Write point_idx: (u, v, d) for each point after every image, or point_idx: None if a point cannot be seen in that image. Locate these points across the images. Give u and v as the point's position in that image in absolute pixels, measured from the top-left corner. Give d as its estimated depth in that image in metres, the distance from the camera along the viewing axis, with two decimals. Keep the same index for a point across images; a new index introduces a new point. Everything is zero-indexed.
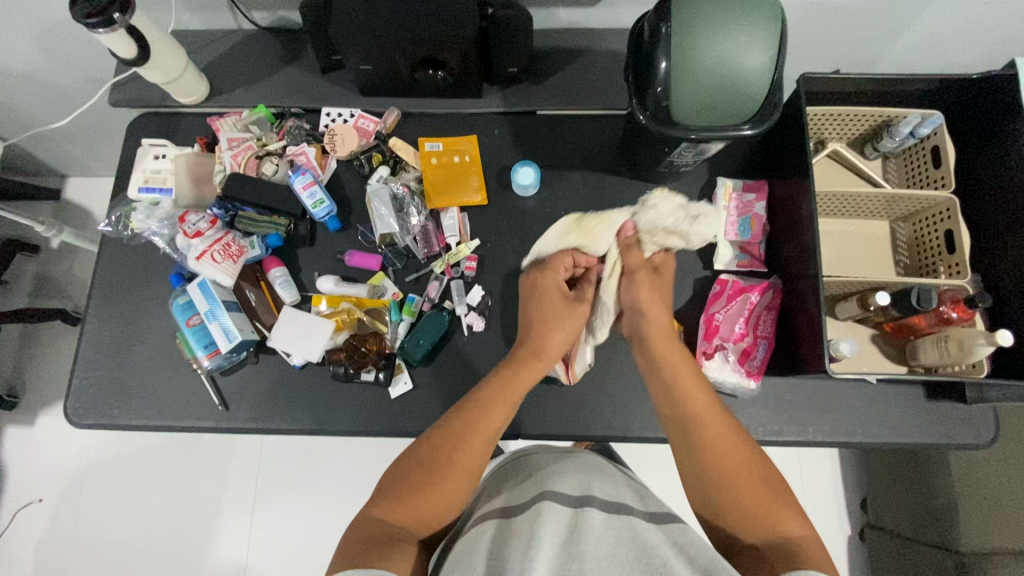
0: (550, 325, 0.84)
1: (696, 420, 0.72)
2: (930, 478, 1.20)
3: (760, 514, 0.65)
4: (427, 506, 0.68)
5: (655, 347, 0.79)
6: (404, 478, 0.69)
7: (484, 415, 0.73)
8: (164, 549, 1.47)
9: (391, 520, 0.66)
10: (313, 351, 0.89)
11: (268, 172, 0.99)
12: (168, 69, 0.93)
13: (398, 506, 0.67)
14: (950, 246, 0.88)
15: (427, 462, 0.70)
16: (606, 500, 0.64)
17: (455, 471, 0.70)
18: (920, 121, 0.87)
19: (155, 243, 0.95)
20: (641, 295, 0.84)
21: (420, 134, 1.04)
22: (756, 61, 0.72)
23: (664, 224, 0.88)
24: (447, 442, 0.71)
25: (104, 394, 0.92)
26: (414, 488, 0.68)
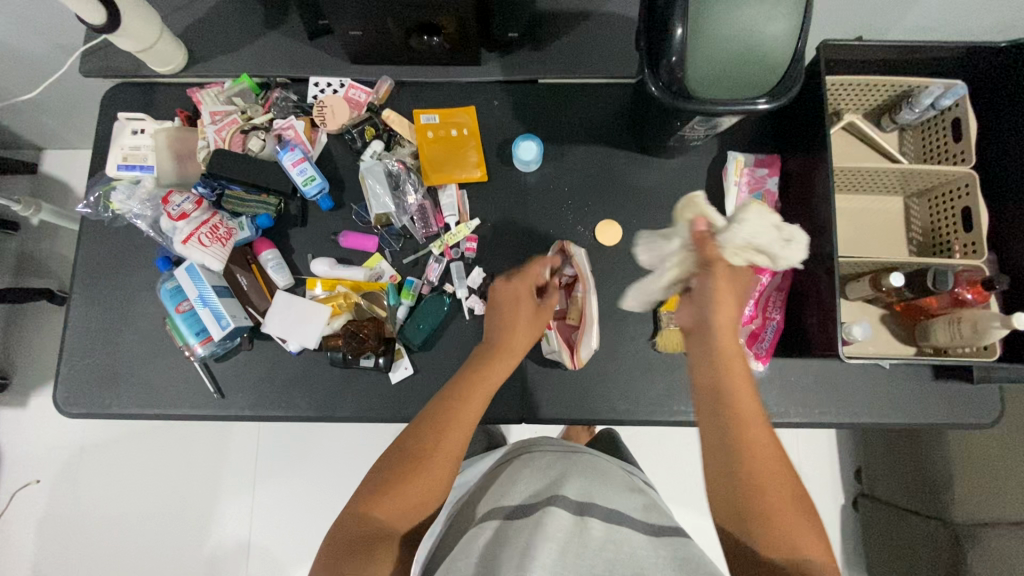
0: (514, 327, 0.78)
1: (739, 426, 0.61)
2: (926, 451, 1.22)
3: (777, 516, 0.57)
4: (408, 500, 0.64)
5: (718, 342, 0.65)
6: (386, 469, 0.66)
7: (457, 409, 0.69)
8: (167, 529, 1.47)
9: (371, 513, 0.63)
10: (309, 337, 0.86)
11: (255, 148, 0.93)
12: (142, 35, 0.86)
13: (381, 499, 0.64)
14: (967, 223, 0.84)
15: (405, 456, 0.66)
16: (607, 509, 0.62)
17: (432, 466, 0.65)
18: (942, 91, 0.83)
19: (137, 225, 0.91)
20: (717, 284, 0.66)
21: (415, 106, 0.98)
22: (777, 31, 0.68)
23: (757, 240, 0.69)
24: (423, 437, 0.67)
25: (93, 383, 0.89)
26: (397, 481, 0.64)
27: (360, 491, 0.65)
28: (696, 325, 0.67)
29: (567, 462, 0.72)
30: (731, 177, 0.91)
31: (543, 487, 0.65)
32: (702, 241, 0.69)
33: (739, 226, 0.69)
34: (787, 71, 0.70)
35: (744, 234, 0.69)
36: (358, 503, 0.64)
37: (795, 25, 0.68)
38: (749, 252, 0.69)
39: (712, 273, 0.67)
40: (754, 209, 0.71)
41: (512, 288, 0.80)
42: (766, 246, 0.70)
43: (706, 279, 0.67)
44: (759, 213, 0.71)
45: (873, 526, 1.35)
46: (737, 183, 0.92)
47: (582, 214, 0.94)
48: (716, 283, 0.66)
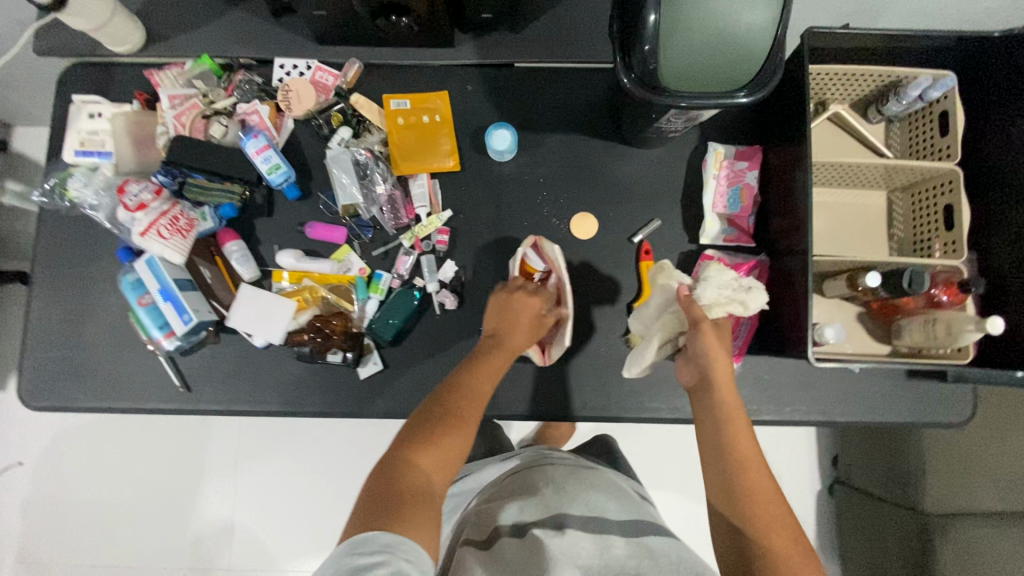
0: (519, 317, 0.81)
1: (739, 467, 0.66)
2: (901, 441, 1.22)
3: (775, 531, 0.62)
4: (445, 452, 0.67)
5: (722, 395, 0.70)
6: (421, 424, 0.69)
7: (482, 373, 0.75)
8: (152, 512, 1.48)
9: (413, 460, 0.66)
10: (274, 332, 0.84)
11: (216, 135, 0.89)
12: (92, 12, 0.82)
13: (424, 450, 0.67)
14: (949, 221, 0.82)
15: (440, 414, 0.70)
16: (623, 522, 0.70)
17: (465, 421, 0.70)
18: (931, 83, 0.81)
19: (94, 216, 0.87)
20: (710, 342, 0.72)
21: (385, 89, 0.94)
22: (755, 18, 0.64)
23: (729, 295, 0.74)
24: (453, 399, 0.72)
25: (57, 376, 0.87)
26: (439, 431, 0.68)
27: (390, 453, 0.68)
28: (701, 384, 0.73)
29: (573, 471, 0.79)
30: (709, 169, 0.88)
31: (551, 502, 0.73)
32: (688, 303, 0.74)
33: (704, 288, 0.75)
34: (766, 61, 0.67)
35: (709, 295, 0.74)
36: (395, 459, 0.66)
37: (774, 11, 0.64)
38: (724, 305, 0.74)
39: (702, 331, 0.72)
40: (715, 266, 0.75)
41: (518, 294, 0.82)
42: (737, 298, 0.74)
43: (696, 338, 0.73)
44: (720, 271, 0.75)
45: (848, 513, 1.37)
46: (716, 175, 0.88)
47: (557, 206, 0.92)
48: (706, 337, 0.72)
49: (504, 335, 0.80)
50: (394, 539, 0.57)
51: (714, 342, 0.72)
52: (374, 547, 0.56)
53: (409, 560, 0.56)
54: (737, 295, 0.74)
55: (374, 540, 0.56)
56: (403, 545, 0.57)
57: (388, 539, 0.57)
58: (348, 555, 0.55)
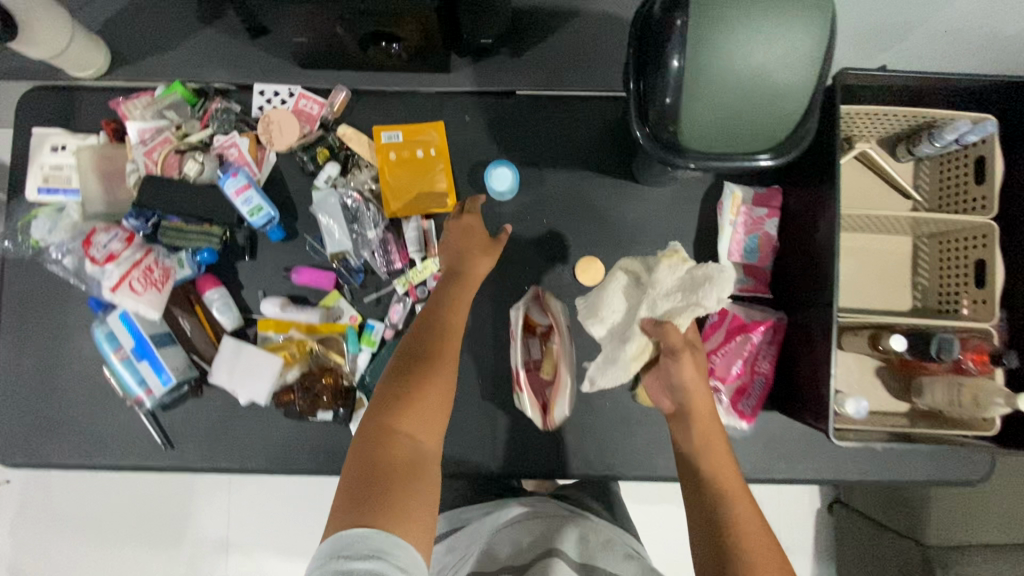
0: (472, 256, 0.76)
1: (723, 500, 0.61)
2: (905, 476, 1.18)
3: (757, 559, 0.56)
4: (425, 410, 0.63)
5: (703, 431, 0.67)
6: (392, 387, 0.64)
7: (447, 322, 0.70)
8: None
9: (392, 429, 0.61)
10: (260, 391, 0.80)
11: (191, 173, 0.82)
12: (49, 39, 0.74)
13: (405, 415, 0.62)
14: (979, 277, 0.77)
15: (409, 371, 0.65)
16: None
17: (438, 376, 0.65)
18: (969, 127, 0.74)
19: (61, 264, 0.81)
20: (687, 374, 0.69)
21: (375, 119, 0.86)
22: (793, 74, 0.57)
23: (680, 298, 0.74)
24: (421, 350, 0.67)
25: (31, 433, 0.82)
26: (414, 386, 0.63)
27: (366, 427, 0.62)
28: (679, 411, 0.69)
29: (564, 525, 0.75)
30: (725, 215, 0.82)
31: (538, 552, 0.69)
32: (660, 331, 0.71)
33: (660, 291, 0.75)
34: (799, 122, 0.59)
35: (665, 301, 0.74)
36: (374, 434, 0.61)
37: (815, 68, 0.57)
38: (677, 308, 0.74)
39: (679, 358, 0.69)
40: (665, 264, 0.76)
41: (452, 227, 0.79)
42: (690, 298, 0.73)
43: (674, 364, 0.69)
44: (670, 268, 0.76)
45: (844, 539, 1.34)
46: (733, 223, 0.82)
47: (561, 250, 0.86)
48: (684, 368, 0.69)
49: (458, 271, 0.75)
50: (387, 541, 0.53)
51: (691, 372, 0.69)
52: (363, 549, 0.51)
53: (400, 567, 0.52)
54: (690, 294, 0.74)
55: (365, 541, 0.52)
56: (395, 548, 0.53)
57: (375, 542, 0.52)
58: (332, 557, 0.51)
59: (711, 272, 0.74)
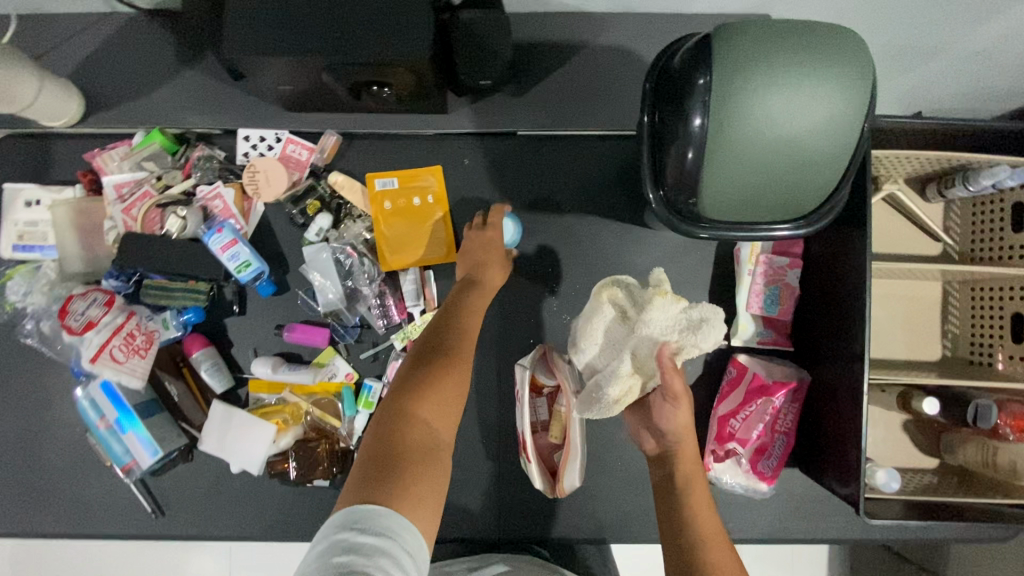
0: (492, 255, 0.73)
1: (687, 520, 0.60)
2: None
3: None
4: (443, 397, 0.58)
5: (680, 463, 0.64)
6: (409, 373, 0.59)
7: (467, 315, 0.66)
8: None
9: (408, 409, 0.56)
10: (252, 460, 0.75)
11: (173, 230, 0.77)
12: (16, 93, 0.69)
13: (425, 399, 0.57)
14: (1016, 331, 0.72)
15: (428, 358, 0.61)
16: None
17: (457, 366, 0.61)
18: (1008, 173, 0.68)
19: (36, 328, 0.76)
20: (679, 420, 0.65)
21: (369, 164, 0.81)
22: (830, 142, 0.51)
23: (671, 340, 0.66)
24: (442, 338, 0.63)
25: (15, 502, 0.78)
26: (436, 373, 0.59)
27: (381, 411, 0.57)
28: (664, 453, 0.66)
29: None
30: (743, 264, 0.76)
31: None
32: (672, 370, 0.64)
33: (650, 331, 0.66)
34: (829, 189, 0.54)
35: (656, 342, 0.66)
36: (389, 417, 0.55)
37: (852, 137, 0.51)
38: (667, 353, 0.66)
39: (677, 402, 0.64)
40: (658, 303, 0.66)
41: (472, 239, 0.75)
42: (685, 340, 0.66)
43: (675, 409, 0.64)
44: (663, 307, 0.66)
45: None
46: (752, 271, 0.77)
47: (569, 301, 0.81)
48: (680, 413, 0.64)
49: (475, 278, 0.71)
50: (399, 522, 0.47)
51: (685, 418, 0.65)
52: (374, 526, 0.46)
53: (408, 553, 0.46)
54: (685, 333, 0.66)
55: (376, 518, 0.47)
56: (406, 532, 0.47)
57: (390, 520, 0.47)
58: (340, 529, 0.46)
59: (707, 312, 0.66)
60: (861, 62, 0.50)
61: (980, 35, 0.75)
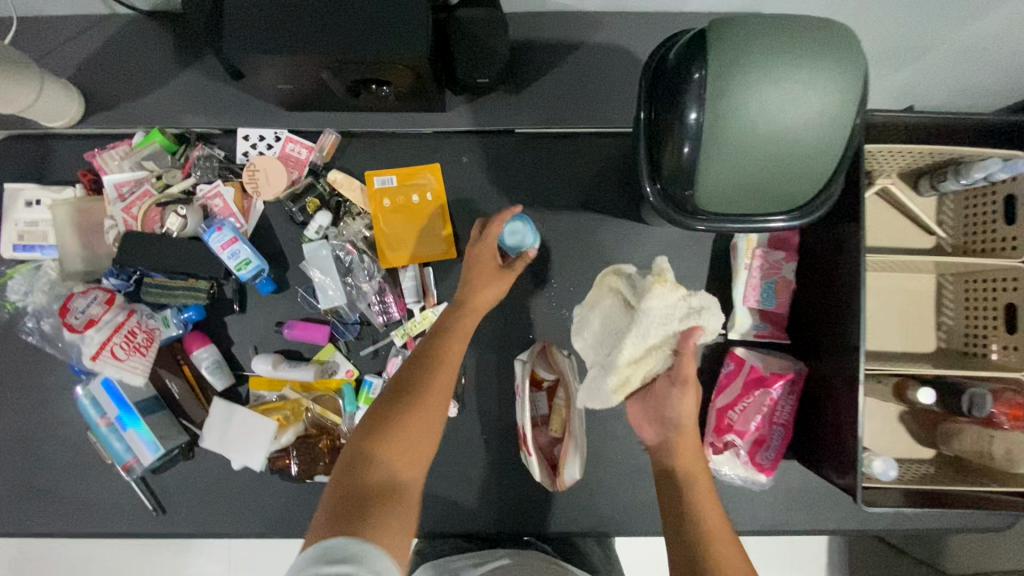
0: (477, 284, 0.73)
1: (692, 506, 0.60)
2: None
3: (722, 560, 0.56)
4: (409, 435, 0.57)
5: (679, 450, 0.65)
6: (377, 413, 0.59)
7: (443, 349, 0.66)
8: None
9: (373, 447, 0.56)
10: (254, 456, 0.75)
11: (174, 228, 0.77)
12: (16, 94, 0.69)
13: (390, 434, 0.57)
14: (1009, 321, 0.73)
15: (398, 395, 0.60)
16: None
17: (427, 403, 0.60)
18: (1000, 165, 0.69)
19: (37, 327, 0.77)
20: (686, 410, 0.65)
21: (368, 162, 0.82)
22: (823, 135, 0.52)
23: (670, 326, 0.67)
24: (414, 374, 0.63)
25: (17, 502, 0.78)
26: (403, 408, 0.59)
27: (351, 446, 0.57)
28: (662, 445, 0.66)
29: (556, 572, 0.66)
30: (741, 258, 0.77)
31: None
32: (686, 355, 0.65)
33: (650, 319, 0.67)
34: (823, 180, 0.55)
35: (655, 330, 0.67)
36: (356, 452, 0.56)
37: (845, 129, 0.52)
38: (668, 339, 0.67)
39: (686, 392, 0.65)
40: (657, 291, 0.67)
41: (473, 250, 0.75)
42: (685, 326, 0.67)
43: (682, 398, 0.65)
44: (663, 294, 0.67)
45: None
46: (748, 264, 0.77)
47: (567, 296, 0.81)
48: (685, 404, 0.65)
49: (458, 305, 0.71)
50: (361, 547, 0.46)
51: (690, 409, 0.65)
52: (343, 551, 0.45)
53: (378, 573, 0.45)
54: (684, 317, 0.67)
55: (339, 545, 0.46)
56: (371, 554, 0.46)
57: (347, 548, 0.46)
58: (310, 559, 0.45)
59: (704, 301, 0.67)
60: (854, 55, 0.51)
61: (969, 31, 0.76)
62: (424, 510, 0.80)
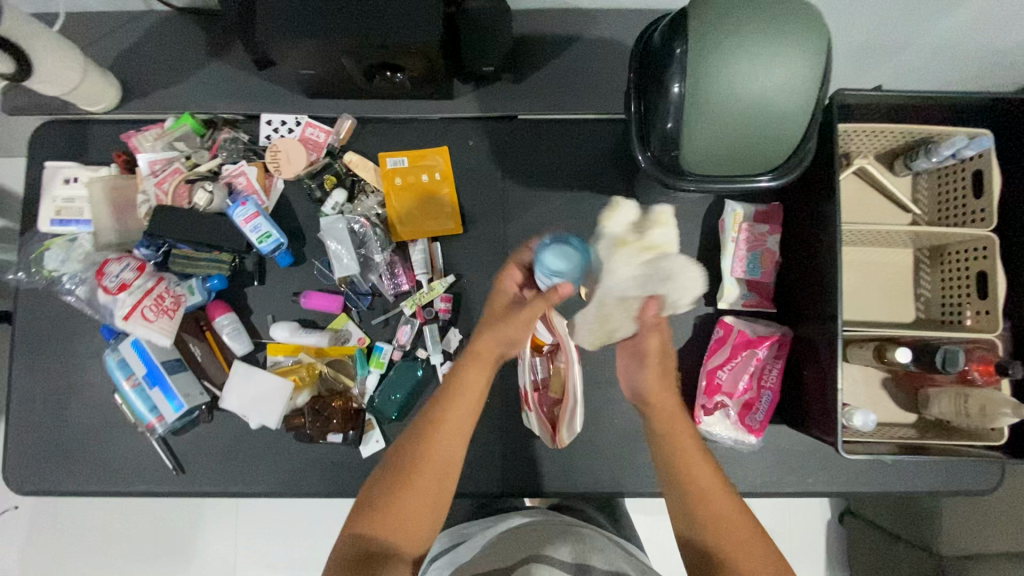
0: (486, 337, 0.66)
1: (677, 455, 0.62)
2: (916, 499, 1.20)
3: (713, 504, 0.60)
4: (403, 516, 0.59)
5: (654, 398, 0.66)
6: (373, 492, 0.60)
7: (442, 419, 0.62)
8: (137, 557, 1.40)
9: (368, 535, 0.58)
10: (271, 414, 0.80)
11: (200, 202, 0.83)
12: (62, 77, 0.76)
13: (376, 512, 0.59)
14: (981, 288, 0.78)
15: (390, 476, 0.61)
16: (605, 566, 0.65)
17: (417, 480, 0.60)
18: (965, 142, 0.75)
19: (71, 292, 0.82)
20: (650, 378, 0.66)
21: (381, 145, 0.88)
22: (792, 98, 0.57)
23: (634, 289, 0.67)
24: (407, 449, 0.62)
25: (44, 461, 0.83)
26: (391, 486, 0.60)
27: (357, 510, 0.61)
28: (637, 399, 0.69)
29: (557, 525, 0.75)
30: (728, 232, 0.82)
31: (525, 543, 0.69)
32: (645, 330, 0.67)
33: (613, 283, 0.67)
34: (798, 142, 0.60)
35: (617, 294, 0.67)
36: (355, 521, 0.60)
37: (813, 94, 0.58)
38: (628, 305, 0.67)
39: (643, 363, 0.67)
40: (619, 255, 0.67)
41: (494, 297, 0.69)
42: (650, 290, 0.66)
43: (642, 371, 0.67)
44: (626, 258, 0.67)
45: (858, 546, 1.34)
46: (736, 238, 0.83)
47: None
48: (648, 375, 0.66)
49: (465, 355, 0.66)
50: None
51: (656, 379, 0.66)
52: None
53: None
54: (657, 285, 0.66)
55: None
56: None
57: None
58: None
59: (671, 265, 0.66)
60: (818, 28, 0.56)
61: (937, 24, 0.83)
62: None
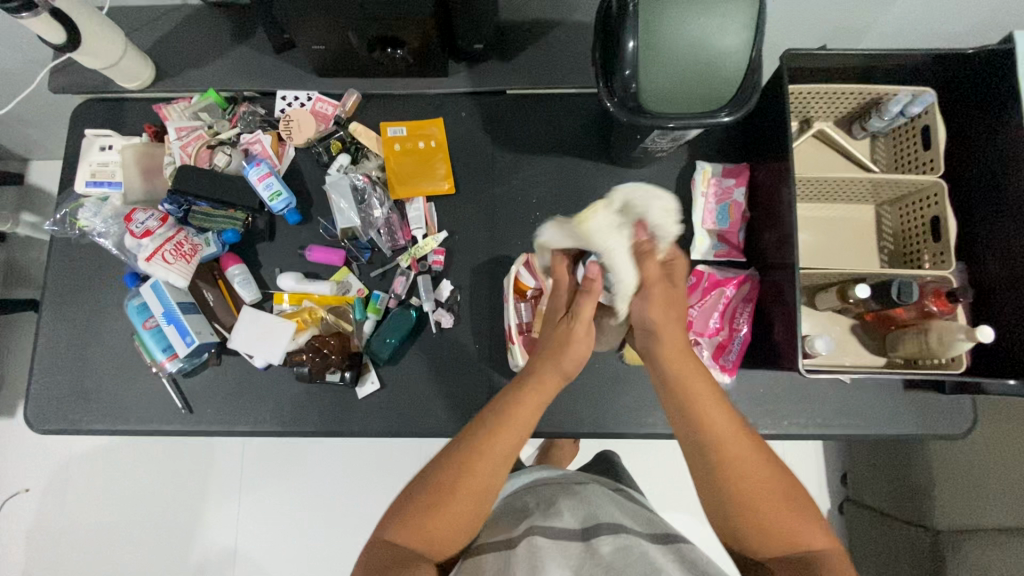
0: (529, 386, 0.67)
1: (701, 415, 0.63)
2: (909, 472, 1.21)
3: (741, 468, 0.61)
4: (440, 526, 0.61)
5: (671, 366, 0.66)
6: (413, 499, 0.62)
7: (488, 445, 0.64)
8: (139, 541, 1.43)
9: (399, 541, 0.60)
10: (274, 352, 0.87)
11: (220, 163, 0.93)
12: (105, 51, 0.87)
13: (412, 516, 0.61)
14: (936, 233, 0.83)
15: (432, 485, 0.62)
16: (610, 524, 0.64)
17: (461, 494, 0.62)
18: (910, 99, 0.83)
19: (101, 243, 0.91)
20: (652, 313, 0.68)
21: (383, 117, 0.98)
22: (729, 40, 0.67)
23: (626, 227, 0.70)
24: (454, 462, 0.63)
25: (64, 400, 0.89)
26: (433, 500, 0.61)
27: (395, 509, 0.63)
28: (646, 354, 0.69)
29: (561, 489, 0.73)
30: (697, 188, 0.90)
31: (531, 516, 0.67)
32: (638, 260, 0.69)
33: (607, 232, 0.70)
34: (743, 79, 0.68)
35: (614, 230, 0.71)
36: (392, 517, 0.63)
37: (749, 34, 0.67)
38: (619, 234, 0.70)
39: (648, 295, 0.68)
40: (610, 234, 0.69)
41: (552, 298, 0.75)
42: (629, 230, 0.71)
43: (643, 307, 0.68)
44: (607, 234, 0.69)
45: (858, 529, 1.33)
46: (704, 194, 0.90)
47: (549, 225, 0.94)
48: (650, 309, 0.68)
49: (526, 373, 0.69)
50: None
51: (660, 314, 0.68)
52: None
53: None
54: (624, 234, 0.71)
55: None
56: None
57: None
58: None
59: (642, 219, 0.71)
60: None
61: None
62: (422, 413, 0.88)
